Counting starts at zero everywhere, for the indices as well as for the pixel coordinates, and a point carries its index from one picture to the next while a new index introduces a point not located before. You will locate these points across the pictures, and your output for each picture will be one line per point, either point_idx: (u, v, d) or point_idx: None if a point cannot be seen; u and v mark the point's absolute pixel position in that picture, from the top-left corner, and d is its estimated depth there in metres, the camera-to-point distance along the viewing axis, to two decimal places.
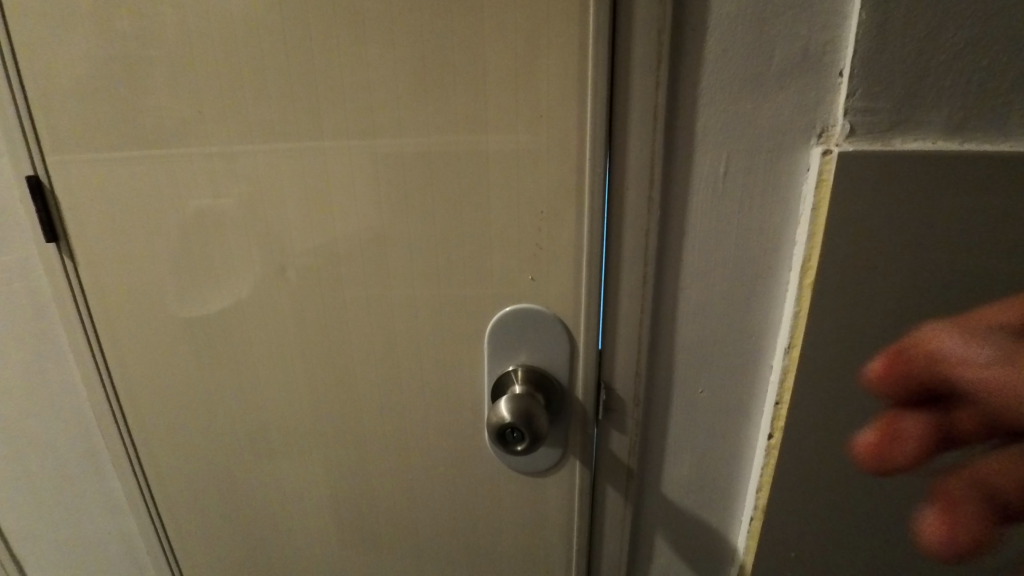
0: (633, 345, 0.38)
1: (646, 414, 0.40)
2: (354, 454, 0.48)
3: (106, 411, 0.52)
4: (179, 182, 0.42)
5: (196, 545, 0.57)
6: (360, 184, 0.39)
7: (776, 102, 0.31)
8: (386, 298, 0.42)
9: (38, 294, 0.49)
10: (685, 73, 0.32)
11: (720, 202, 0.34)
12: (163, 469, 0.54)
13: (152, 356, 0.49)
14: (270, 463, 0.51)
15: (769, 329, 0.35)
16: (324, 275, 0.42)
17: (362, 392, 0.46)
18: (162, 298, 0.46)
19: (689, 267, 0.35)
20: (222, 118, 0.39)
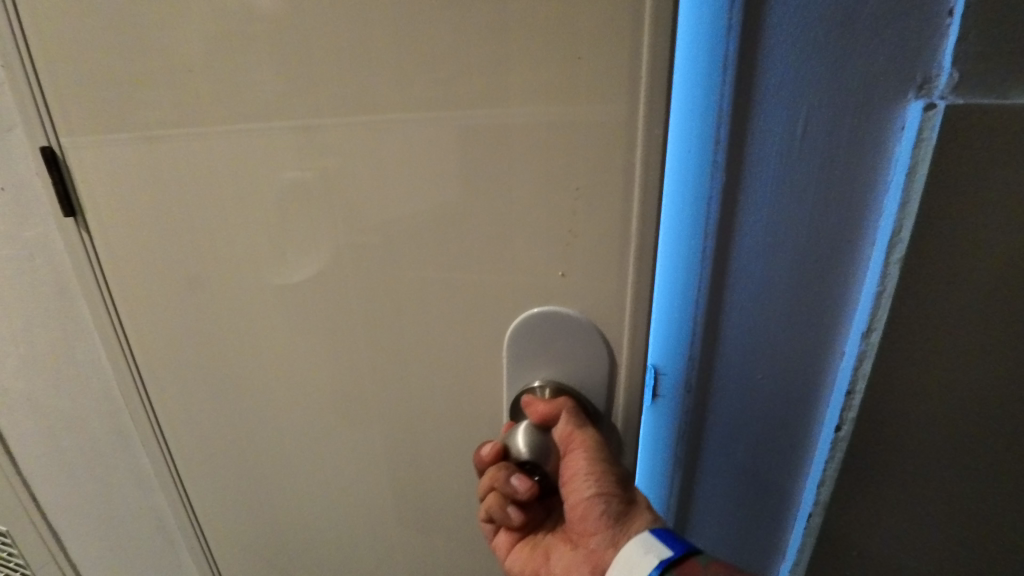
0: (686, 326, 0.35)
1: (697, 404, 0.37)
2: (375, 447, 0.45)
3: (133, 390, 0.51)
4: (189, 153, 0.39)
5: (223, 525, 0.57)
6: (366, 154, 0.34)
7: (867, 49, 0.27)
8: (396, 285, 0.37)
9: (59, 272, 0.48)
10: (761, 15, 0.28)
11: (794, 165, 0.29)
12: (190, 449, 0.53)
13: (173, 337, 0.47)
14: (292, 449, 0.49)
15: (844, 309, 0.32)
16: (335, 257, 0.38)
17: (377, 385, 0.42)
18: (179, 277, 0.44)
19: (753, 240, 0.32)
20: (224, 81, 0.35)
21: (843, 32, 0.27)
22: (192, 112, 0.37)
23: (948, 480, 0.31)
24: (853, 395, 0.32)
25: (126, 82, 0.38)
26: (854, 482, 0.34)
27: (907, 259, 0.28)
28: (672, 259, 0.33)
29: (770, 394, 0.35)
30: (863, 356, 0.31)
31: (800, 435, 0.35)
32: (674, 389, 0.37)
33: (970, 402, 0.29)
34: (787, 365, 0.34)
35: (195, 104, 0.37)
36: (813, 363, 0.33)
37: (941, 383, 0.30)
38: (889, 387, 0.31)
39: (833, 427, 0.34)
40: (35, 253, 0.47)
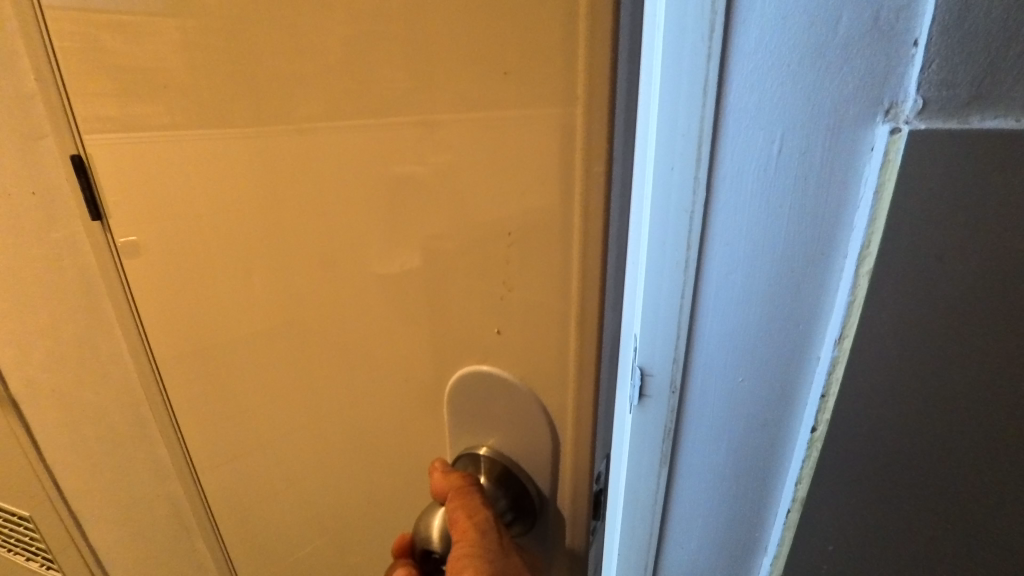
0: (671, 328, 0.37)
1: (683, 402, 0.39)
2: (370, 408, 0.54)
3: (163, 357, 0.59)
4: (238, 160, 0.50)
5: (227, 482, 0.63)
6: (375, 170, 0.45)
7: (837, 77, 0.29)
8: (397, 269, 0.48)
9: (89, 256, 0.57)
10: (739, 43, 0.30)
11: (770, 182, 0.31)
12: (207, 407, 0.61)
13: (207, 303, 0.56)
14: (298, 406, 0.57)
15: (818, 320, 0.33)
16: (348, 247, 0.49)
17: (376, 351, 0.52)
18: (218, 255, 0.54)
19: (732, 251, 0.34)
20: (272, 106, 0.46)
21: (814, 60, 0.29)
22: (246, 128, 0.47)
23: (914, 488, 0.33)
24: (827, 398, 0.34)
25: (190, 96, 0.49)
26: (826, 483, 0.35)
27: (875, 271, 0.30)
28: (656, 264, 0.36)
29: (751, 397, 0.37)
30: (835, 361, 0.33)
31: (779, 436, 0.37)
32: (659, 389, 0.39)
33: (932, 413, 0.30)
34: (766, 370, 0.36)
35: (248, 118, 0.48)
36: (790, 369, 0.35)
37: (905, 391, 0.31)
38: (858, 392, 0.32)
39: (809, 428, 0.36)
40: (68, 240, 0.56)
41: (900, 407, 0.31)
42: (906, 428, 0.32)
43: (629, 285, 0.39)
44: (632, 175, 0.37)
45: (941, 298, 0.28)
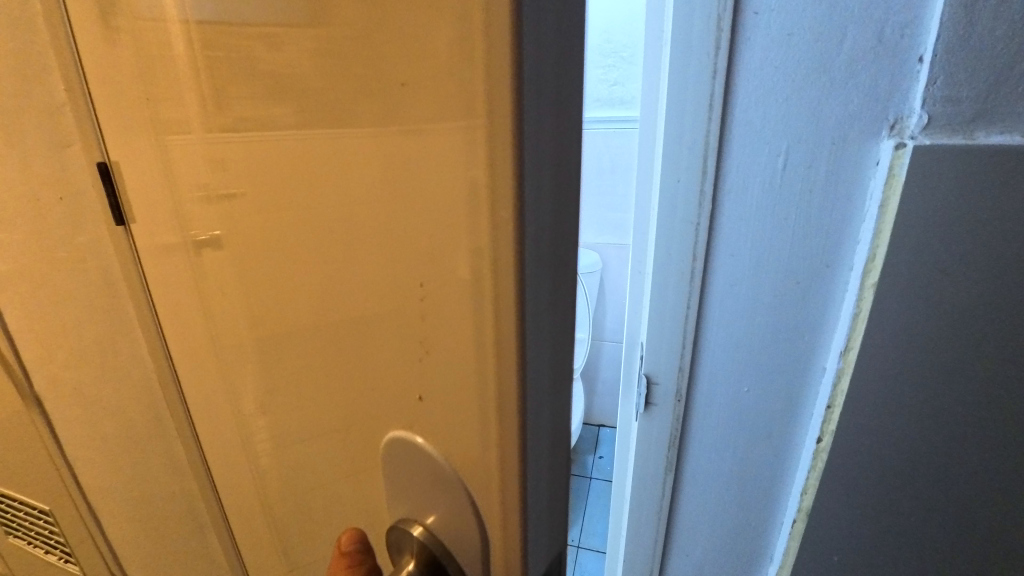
0: (675, 337, 0.37)
1: (687, 410, 0.39)
2: (241, 518, 0.34)
3: (28, 405, 0.45)
4: (38, 122, 0.32)
5: (139, 550, 0.51)
6: (155, 97, 0.21)
7: (841, 94, 0.29)
8: (223, 306, 0.24)
9: None
10: (745, 60, 0.31)
11: (774, 195, 0.32)
12: (97, 465, 0.47)
13: (57, 334, 0.40)
14: (206, 469, 0.43)
15: (823, 330, 0.34)
16: (165, 258, 0.26)
17: (235, 440, 0.29)
18: (50, 266, 0.36)
19: (738, 262, 0.34)
20: (61, 27, 0.28)
21: (819, 77, 0.29)
22: (33, 95, 0.31)
23: (917, 510, 0.32)
24: (830, 411, 0.34)
25: None
26: (829, 500, 0.35)
27: (878, 285, 0.29)
28: (658, 276, 0.37)
29: (756, 404, 0.37)
30: (839, 373, 0.33)
31: (783, 444, 0.38)
32: (665, 397, 0.39)
33: (932, 434, 0.30)
34: (771, 379, 0.36)
35: (41, 47, 0.29)
36: (794, 378, 0.36)
37: (905, 409, 0.30)
38: (863, 412, 0.31)
39: (813, 439, 0.36)
40: None
41: (900, 424, 0.30)
42: (908, 450, 0.31)
43: (638, 293, 0.40)
44: (640, 187, 0.38)
45: (941, 316, 0.28)
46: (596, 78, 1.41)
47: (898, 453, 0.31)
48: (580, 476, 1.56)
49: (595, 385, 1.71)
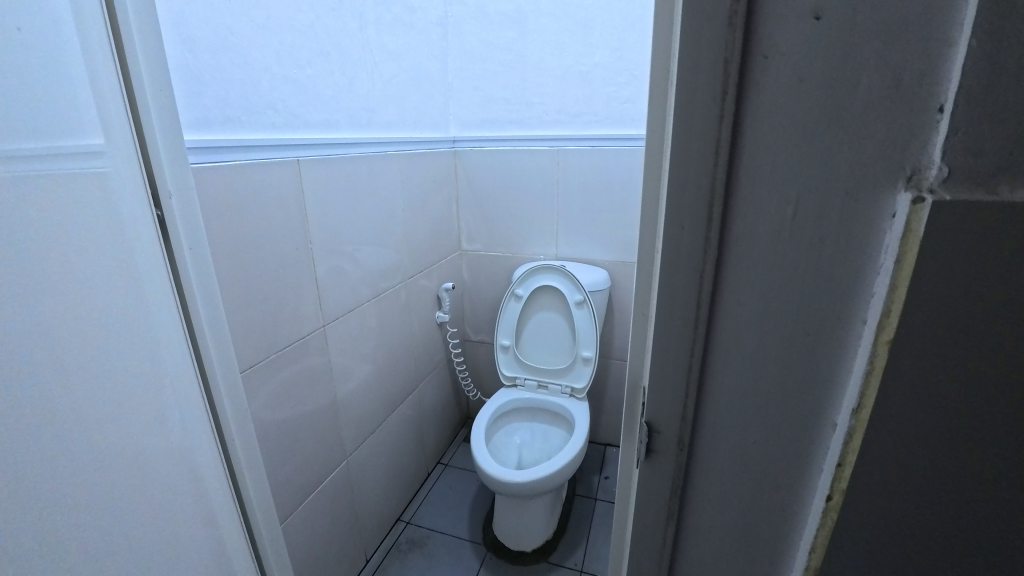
0: (680, 388, 0.35)
1: (690, 462, 0.38)
2: None
3: None
4: None
5: None
6: None
7: (854, 143, 0.27)
8: None
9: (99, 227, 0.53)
10: (755, 105, 0.28)
11: (785, 244, 0.30)
12: None
13: None
14: None
15: (835, 383, 0.32)
16: None
17: None
18: None
19: (745, 313, 0.32)
20: None
21: (833, 125, 0.27)
22: None
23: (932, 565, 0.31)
24: (843, 467, 0.33)
25: None
26: (843, 556, 0.34)
27: (895, 343, 0.29)
28: (662, 324, 0.34)
29: (762, 458, 0.35)
30: (852, 429, 0.32)
31: (790, 501, 0.36)
32: (668, 446, 0.38)
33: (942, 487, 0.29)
34: (780, 431, 0.34)
35: None
36: (803, 433, 0.34)
37: (920, 463, 0.30)
38: (879, 466, 0.31)
39: (822, 495, 0.34)
40: (94, 211, 0.53)
41: (915, 478, 0.30)
42: (949, 517, 0.30)
43: (642, 335, 0.39)
44: (642, 228, 0.36)
45: (954, 370, 0.27)
46: (607, 96, 1.42)
47: (912, 506, 0.31)
48: (584, 496, 1.53)
49: (603, 402, 1.70)
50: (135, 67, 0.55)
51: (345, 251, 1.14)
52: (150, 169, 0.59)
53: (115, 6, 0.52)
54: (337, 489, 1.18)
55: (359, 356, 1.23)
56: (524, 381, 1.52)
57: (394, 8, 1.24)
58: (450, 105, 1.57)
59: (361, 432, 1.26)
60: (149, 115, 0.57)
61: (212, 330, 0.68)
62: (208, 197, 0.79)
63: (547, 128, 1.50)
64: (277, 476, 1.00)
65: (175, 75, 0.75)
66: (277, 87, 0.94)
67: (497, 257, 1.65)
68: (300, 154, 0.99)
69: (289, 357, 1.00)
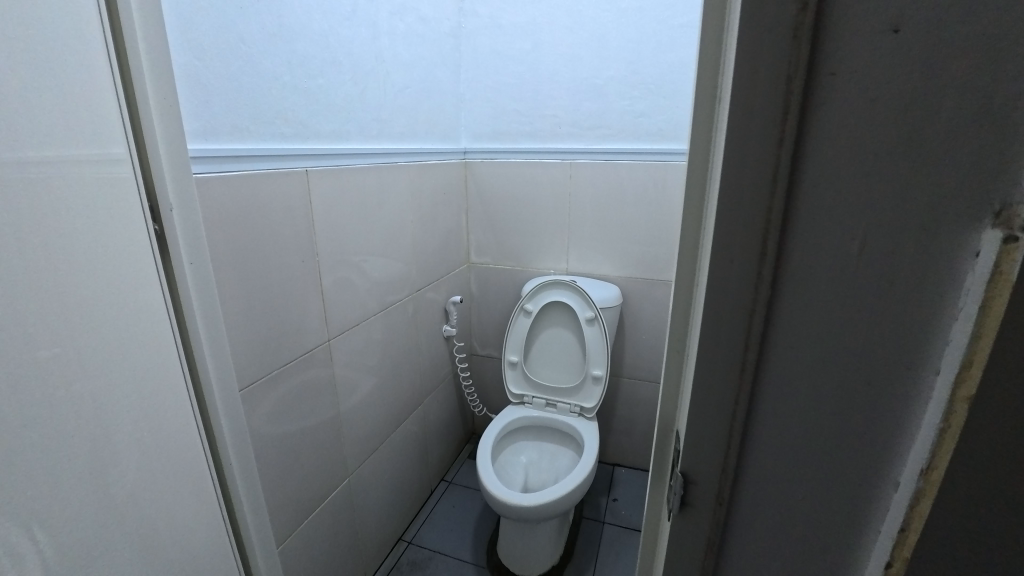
0: (721, 436, 0.32)
1: (729, 516, 0.34)
2: None
3: None
4: None
5: None
6: None
7: (933, 172, 0.24)
8: None
9: (105, 239, 0.51)
10: (820, 129, 0.25)
11: (848, 283, 0.27)
12: None
13: None
14: None
15: (901, 440, 0.28)
16: None
17: None
18: None
19: (798, 357, 0.29)
20: None
21: (909, 153, 0.24)
22: None
23: None
24: (907, 534, 0.29)
25: None
26: None
27: (976, 400, 0.25)
28: (704, 367, 0.31)
29: (810, 516, 0.32)
30: (919, 492, 0.28)
31: (841, 564, 0.32)
32: (705, 499, 0.34)
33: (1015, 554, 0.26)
34: (832, 487, 0.31)
35: None
36: (860, 491, 0.30)
37: (993, 530, 0.26)
38: (950, 535, 0.27)
39: (880, 561, 0.31)
40: (103, 222, 0.50)
41: (987, 545, 0.26)
42: None
43: (676, 375, 0.35)
44: (681, 258, 0.33)
45: None
46: (622, 109, 1.40)
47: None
48: (592, 519, 1.49)
49: (611, 420, 1.66)
50: (137, 74, 0.52)
51: (353, 264, 1.11)
52: (150, 182, 0.56)
53: (117, 11, 0.50)
54: (339, 508, 1.14)
55: (365, 371, 1.20)
56: (532, 398, 1.48)
57: (407, 18, 1.23)
58: (461, 116, 1.55)
59: (365, 449, 1.23)
60: (151, 125, 0.54)
61: (212, 348, 0.65)
62: (213, 208, 0.77)
63: (559, 140, 1.48)
64: (277, 496, 0.96)
65: (182, 83, 0.72)
66: (287, 96, 0.91)
67: (506, 271, 1.62)
68: (308, 164, 0.96)
69: (293, 372, 0.97)
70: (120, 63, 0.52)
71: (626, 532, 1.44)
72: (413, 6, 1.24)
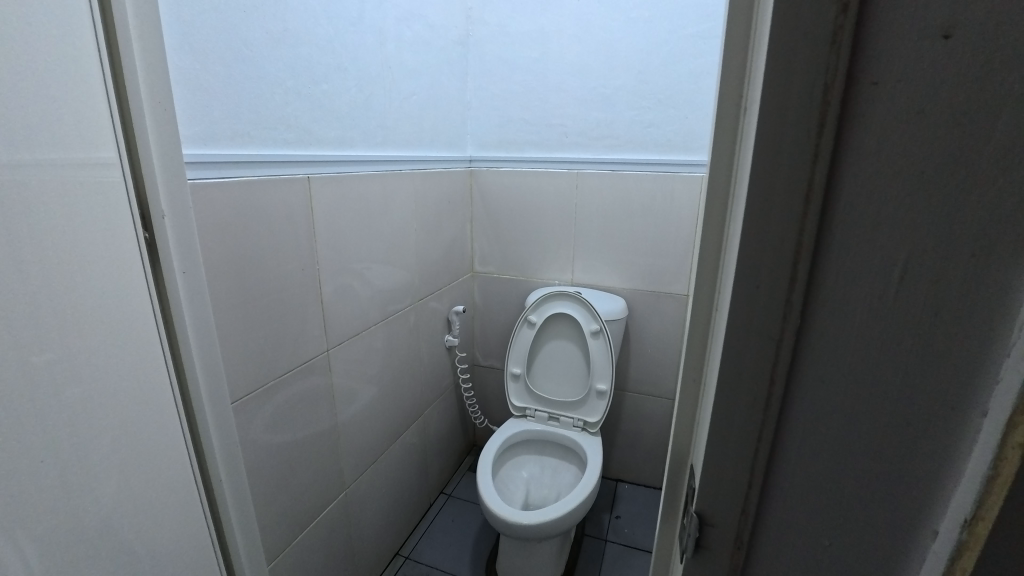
0: (741, 476, 0.29)
1: (747, 560, 0.31)
2: None
3: None
4: None
5: None
6: None
7: (984, 192, 0.22)
8: None
9: (89, 247, 0.49)
10: (859, 143, 0.23)
11: (886, 314, 0.24)
12: None
13: None
14: None
15: (941, 488, 0.26)
16: None
17: None
18: None
19: (829, 392, 0.26)
20: None
21: (958, 172, 0.22)
22: None
23: None
24: None
25: None
26: None
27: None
28: (723, 400, 0.28)
29: (839, 565, 0.29)
30: (963, 545, 0.25)
31: None
32: (722, 542, 0.31)
33: None
34: (864, 535, 0.28)
35: None
36: (895, 540, 0.27)
37: None
38: None
39: None
40: (88, 230, 0.48)
41: None
42: None
43: (691, 405, 0.33)
44: (698, 280, 0.30)
45: None
46: (630, 120, 1.38)
47: None
48: (594, 536, 1.45)
49: (614, 435, 1.63)
50: (130, 77, 0.51)
51: (355, 272, 1.09)
52: (141, 187, 0.54)
53: (111, 10, 0.48)
54: (334, 523, 1.12)
55: (365, 381, 1.17)
56: (534, 412, 1.46)
57: (415, 25, 1.22)
58: (468, 124, 1.53)
59: (363, 461, 1.20)
60: (143, 128, 0.52)
61: (203, 361, 0.63)
62: (211, 215, 0.75)
63: (566, 150, 1.46)
64: (271, 510, 0.94)
65: (182, 86, 0.71)
66: (290, 101, 0.90)
67: (510, 281, 1.60)
68: (311, 171, 0.95)
69: (290, 383, 0.95)
70: (113, 64, 0.50)
71: (629, 551, 1.40)
72: (420, 13, 1.23)
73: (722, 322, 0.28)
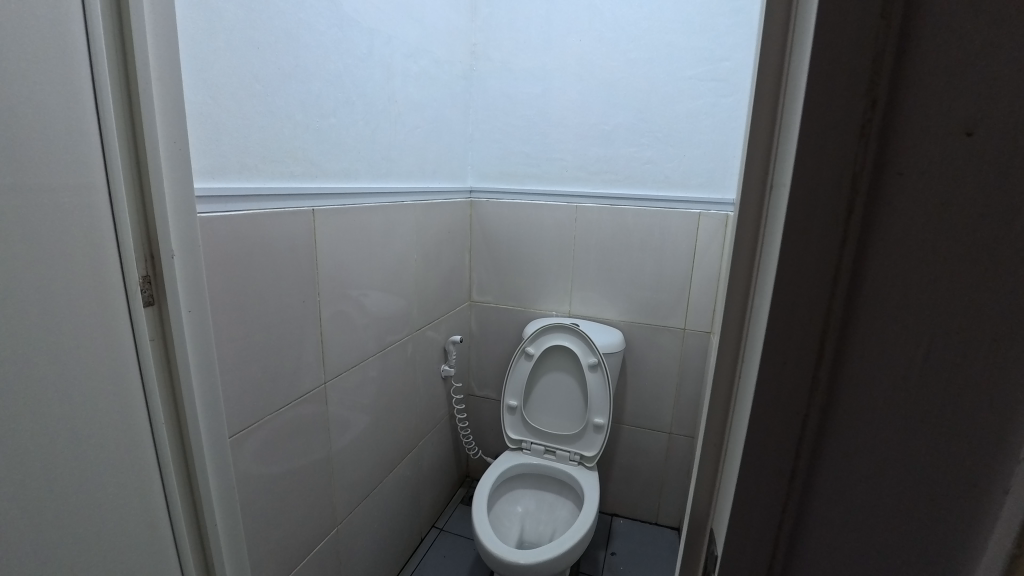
0: (766, 545, 0.29)
1: None
2: None
3: None
4: None
5: None
6: None
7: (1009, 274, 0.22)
8: None
9: (89, 283, 0.48)
10: (886, 225, 0.23)
11: (907, 392, 0.24)
12: None
13: None
14: None
15: (965, 560, 0.26)
16: None
17: None
18: None
19: (853, 468, 0.26)
20: None
21: (981, 255, 0.22)
22: None
23: None
24: None
25: None
26: None
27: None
28: (746, 468, 0.29)
29: None
30: None
31: None
32: None
33: None
34: None
35: None
36: None
37: None
38: None
39: None
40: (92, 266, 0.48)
41: None
42: None
43: (712, 467, 0.33)
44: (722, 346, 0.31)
45: None
46: (629, 156, 1.41)
47: None
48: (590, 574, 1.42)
49: (610, 468, 1.62)
50: (148, 120, 0.51)
51: (353, 301, 1.08)
52: (151, 226, 0.54)
53: (133, 51, 0.49)
54: (325, 560, 1.08)
55: (360, 412, 1.16)
56: (530, 445, 1.44)
57: (421, 61, 1.25)
58: (469, 156, 1.55)
59: (356, 495, 1.17)
60: (158, 170, 0.53)
61: (206, 401, 0.63)
62: (216, 247, 0.75)
63: (566, 184, 1.48)
64: (260, 548, 0.91)
65: (195, 121, 0.72)
66: (299, 135, 0.91)
67: (508, 311, 1.60)
68: (315, 204, 0.95)
69: (285, 417, 0.93)
70: (132, 104, 0.50)
71: None
72: (426, 48, 1.26)
73: (746, 393, 0.28)
